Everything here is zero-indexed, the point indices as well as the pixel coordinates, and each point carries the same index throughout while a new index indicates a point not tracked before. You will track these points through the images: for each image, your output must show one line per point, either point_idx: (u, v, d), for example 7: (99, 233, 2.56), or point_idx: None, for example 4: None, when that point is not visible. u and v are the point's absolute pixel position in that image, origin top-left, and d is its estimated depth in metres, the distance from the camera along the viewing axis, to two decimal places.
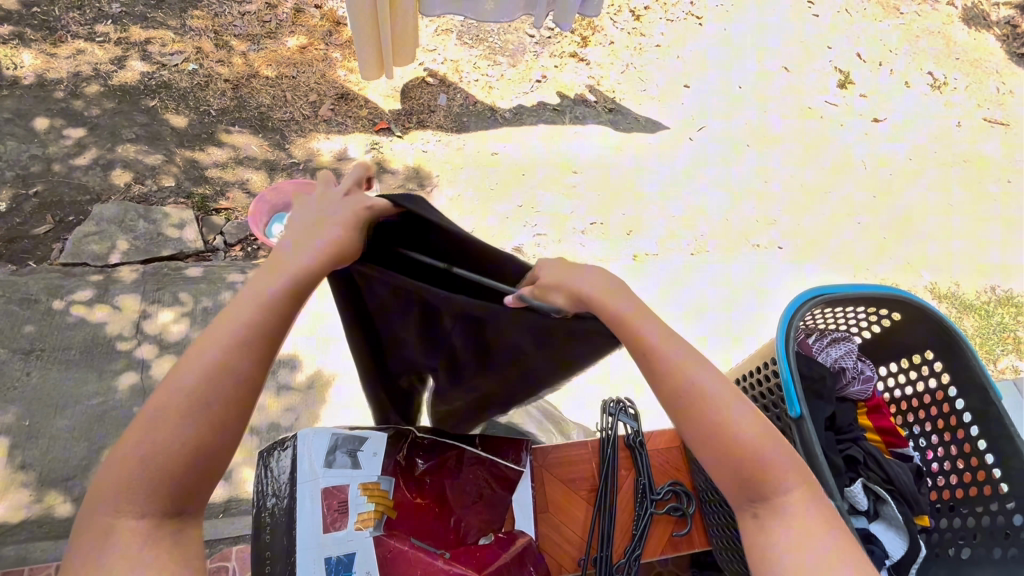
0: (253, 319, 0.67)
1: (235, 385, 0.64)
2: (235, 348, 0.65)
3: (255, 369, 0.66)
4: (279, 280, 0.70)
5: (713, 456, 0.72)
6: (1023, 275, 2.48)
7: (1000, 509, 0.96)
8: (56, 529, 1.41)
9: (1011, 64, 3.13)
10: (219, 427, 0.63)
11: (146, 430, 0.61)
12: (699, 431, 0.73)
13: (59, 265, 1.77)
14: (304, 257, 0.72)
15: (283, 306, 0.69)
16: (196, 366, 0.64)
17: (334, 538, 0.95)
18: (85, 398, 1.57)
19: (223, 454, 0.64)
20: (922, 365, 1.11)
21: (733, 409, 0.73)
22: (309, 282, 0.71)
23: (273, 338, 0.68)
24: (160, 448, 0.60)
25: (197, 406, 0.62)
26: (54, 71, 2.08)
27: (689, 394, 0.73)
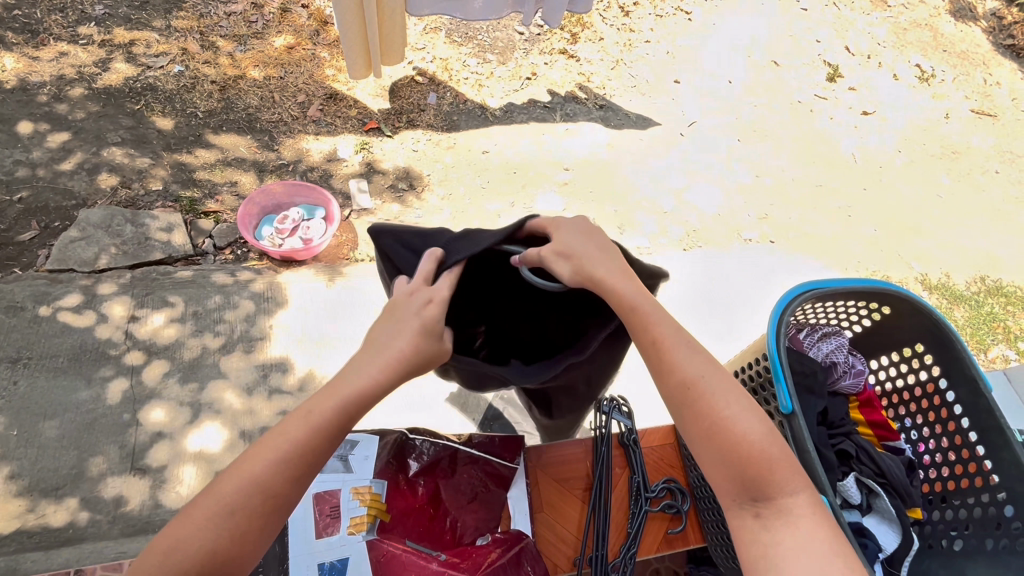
0: (299, 439, 0.70)
1: (263, 501, 0.68)
2: (276, 464, 0.69)
3: (288, 485, 0.69)
4: (330, 403, 0.72)
5: (706, 451, 0.75)
6: (1012, 265, 2.50)
7: (992, 501, 0.97)
8: (46, 540, 1.39)
9: (998, 55, 3.15)
10: (240, 537, 0.67)
11: (184, 525, 0.66)
12: (701, 429, 0.75)
13: (44, 271, 1.74)
14: (360, 378, 0.74)
15: (327, 429, 0.71)
16: (240, 475, 0.68)
17: (326, 543, 0.96)
18: (74, 405, 1.55)
19: (237, 564, 0.67)
20: (913, 358, 1.11)
21: (734, 408, 0.75)
22: (359, 410, 0.73)
23: (312, 458, 0.71)
24: (184, 545, 0.65)
25: (225, 513, 0.66)
26: (37, 75, 2.05)
27: (691, 388, 0.77)
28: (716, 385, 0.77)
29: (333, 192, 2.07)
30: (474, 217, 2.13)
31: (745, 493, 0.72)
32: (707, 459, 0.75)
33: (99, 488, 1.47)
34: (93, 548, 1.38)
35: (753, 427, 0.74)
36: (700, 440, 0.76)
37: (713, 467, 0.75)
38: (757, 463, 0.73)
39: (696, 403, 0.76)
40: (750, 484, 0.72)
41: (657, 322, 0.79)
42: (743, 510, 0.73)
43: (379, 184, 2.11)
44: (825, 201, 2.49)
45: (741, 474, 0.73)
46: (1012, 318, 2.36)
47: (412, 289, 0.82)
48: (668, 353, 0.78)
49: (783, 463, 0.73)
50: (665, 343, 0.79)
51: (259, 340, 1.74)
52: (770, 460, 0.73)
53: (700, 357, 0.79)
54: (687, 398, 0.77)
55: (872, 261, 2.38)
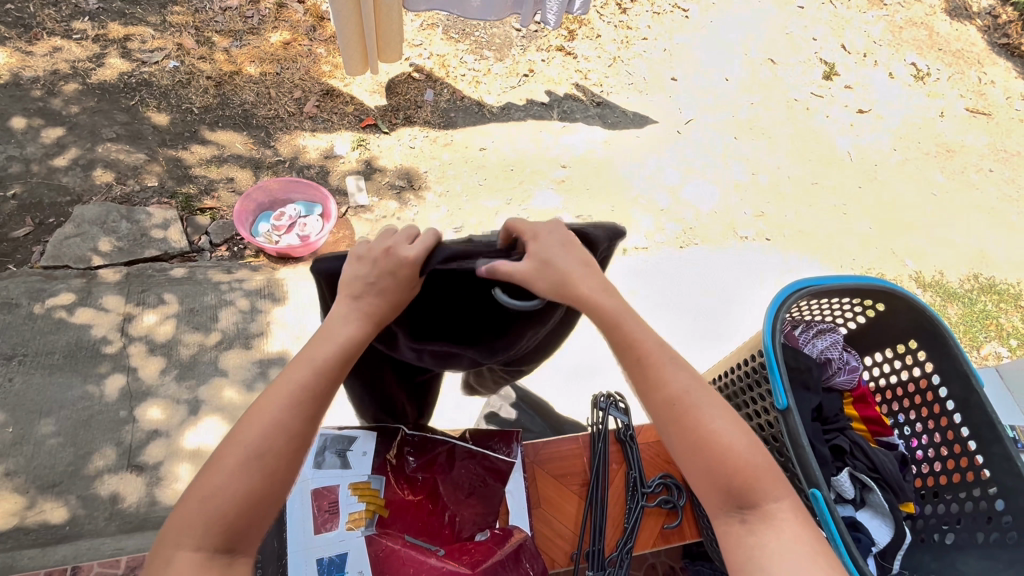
0: (311, 379, 0.71)
1: (288, 440, 0.68)
2: (294, 403, 0.70)
3: (309, 423, 0.71)
4: (330, 346, 0.72)
5: (692, 464, 0.74)
6: (1004, 262, 2.52)
7: (983, 495, 0.99)
8: (43, 537, 1.39)
9: (992, 54, 3.16)
10: (272, 477, 0.67)
11: (208, 477, 0.66)
12: (687, 442, 0.75)
13: (39, 267, 1.73)
14: (350, 326, 0.73)
15: (335, 367, 0.72)
16: (257, 422, 0.68)
17: (325, 539, 0.97)
18: (69, 402, 1.55)
19: (272, 503, 0.68)
20: (906, 354, 1.12)
21: (720, 420, 0.75)
22: (360, 347, 0.74)
23: (325, 396, 0.72)
24: (217, 493, 0.65)
25: (254, 457, 0.67)
26: (30, 69, 2.04)
27: (677, 404, 0.76)
28: (701, 398, 0.77)
29: (330, 189, 2.07)
30: (471, 215, 2.13)
31: (733, 502, 0.73)
32: (692, 469, 0.75)
33: (97, 486, 1.46)
34: (89, 544, 1.38)
35: (738, 439, 0.75)
36: (687, 452, 0.75)
37: (700, 478, 0.75)
38: (743, 472, 0.73)
39: (681, 417, 0.75)
40: (736, 494, 0.73)
41: (643, 335, 0.79)
42: (729, 517, 0.73)
43: (377, 181, 2.11)
44: (821, 198, 2.51)
45: (728, 484, 0.73)
46: (1005, 316, 2.38)
47: (391, 246, 0.74)
48: (653, 368, 0.77)
49: (765, 468, 0.75)
50: (651, 358, 0.77)
51: (256, 337, 1.73)
52: (754, 467, 0.74)
53: (684, 371, 0.78)
54: (673, 413, 0.76)
55: (867, 258, 2.39)
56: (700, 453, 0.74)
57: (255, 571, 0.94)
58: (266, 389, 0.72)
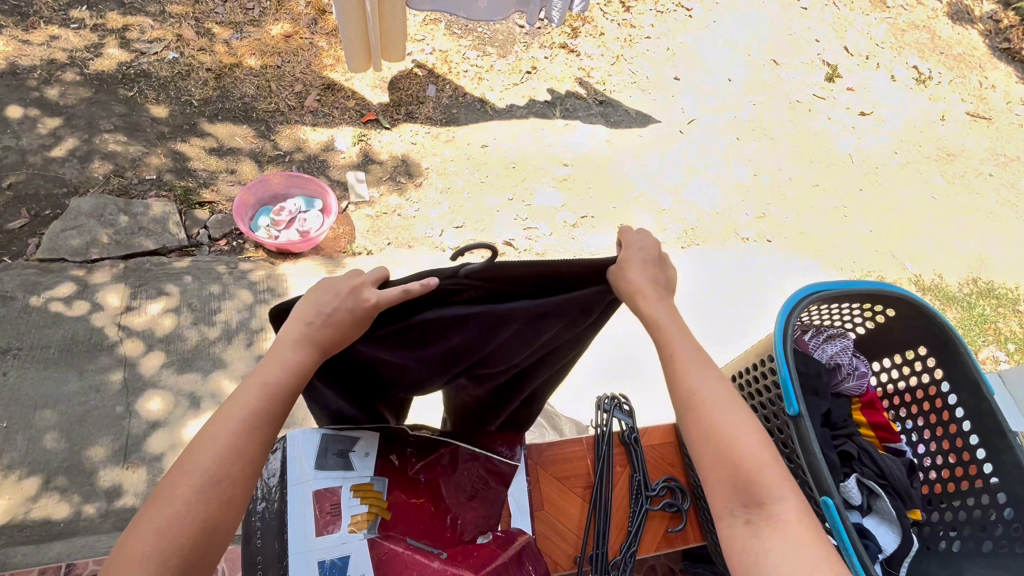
0: (263, 404, 0.71)
1: (243, 466, 0.68)
2: (248, 428, 0.69)
3: (263, 447, 0.70)
4: (278, 371, 0.72)
5: (702, 456, 0.73)
6: (1003, 267, 2.53)
7: (992, 503, 0.98)
8: (37, 533, 1.36)
9: (993, 58, 3.17)
10: (228, 503, 0.66)
11: (158, 512, 0.63)
12: (698, 433, 0.74)
13: (35, 260, 1.70)
14: (299, 353, 0.74)
15: (286, 392, 0.72)
16: (210, 450, 0.67)
17: (327, 541, 0.92)
18: (65, 397, 1.53)
19: (229, 531, 0.67)
20: (916, 360, 1.12)
21: (734, 417, 0.74)
22: (305, 375, 0.74)
23: (277, 421, 0.72)
24: (170, 527, 0.63)
25: (210, 483, 0.65)
26: (27, 58, 2.00)
27: (694, 398, 0.75)
28: (719, 393, 0.76)
29: (330, 183, 2.05)
30: (473, 212, 2.11)
31: (738, 502, 0.70)
32: (702, 463, 0.74)
33: (93, 481, 1.45)
34: (86, 542, 1.34)
35: (751, 440, 0.72)
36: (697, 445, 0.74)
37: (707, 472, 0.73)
38: (749, 472, 0.71)
39: (697, 408, 0.75)
40: (742, 488, 0.70)
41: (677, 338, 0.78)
42: (733, 516, 0.70)
43: (377, 175, 2.09)
44: (821, 200, 2.50)
45: (733, 477, 0.71)
46: (1003, 320, 2.39)
47: (356, 285, 0.75)
48: (678, 362, 0.78)
49: (774, 465, 0.71)
50: (678, 355, 0.78)
51: (256, 333, 1.71)
52: (760, 464, 0.71)
53: (709, 369, 0.77)
54: (689, 404, 0.76)
55: (868, 261, 2.39)
56: (708, 447, 0.73)
57: (256, 571, 0.93)
58: (213, 416, 0.71)
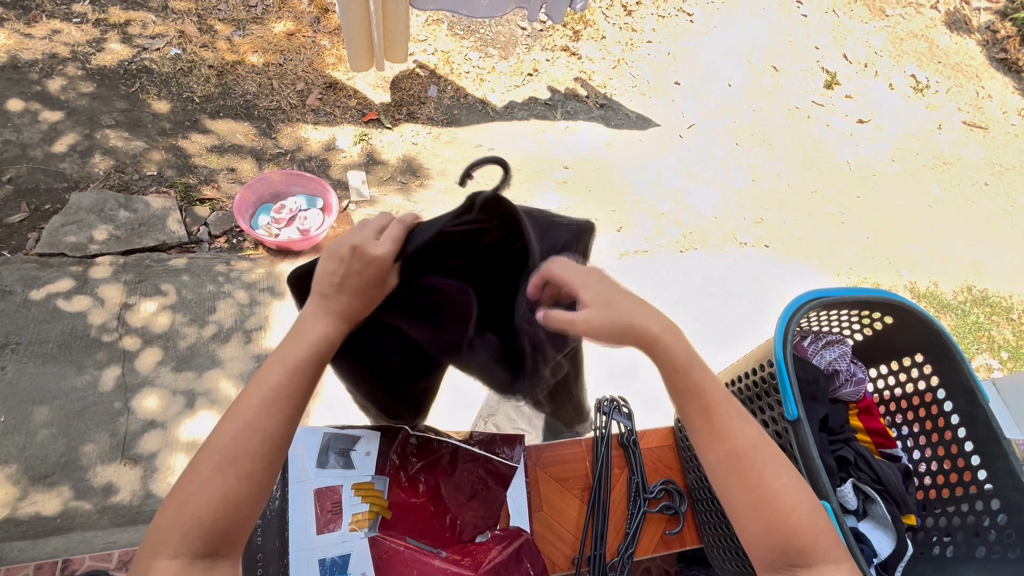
0: (286, 378, 0.71)
1: (262, 442, 0.68)
2: (268, 404, 0.69)
3: (282, 424, 0.70)
4: (300, 347, 0.71)
5: (751, 518, 0.74)
6: (996, 275, 2.55)
7: (986, 509, 1.00)
8: (34, 529, 1.36)
9: (990, 68, 3.19)
10: (248, 479, 0.67)
11: (186, 485, 0.66)
12: (746, 497, 0.75)
13: (34, 254, 1.70)
14: (323, 324, 0.72)
15: (307, 367, 0.71)
16: (233, 426, 0.68)
17: (328, 539, 0.94)
18: (64, 392, 1.52)
19: (252, 507, 0.68)
20: (912, 367, 1.13)
21: (784, 480, 0.75)
22: (331, 346, 0.73)
23: (299, 400, 0.72)
24: (194, 499, 0.65)
25: (228, 461, 0.66)
26: (29, 52, 2.00)
27: (741, 457, 0.76)
28: (765, 455, 0.77)
29: (331, 182, 2.05)
30: None
31: (788, 562, 0.72)
32: (749, 527, 0.74)
33: (90, 477, 1.44)
34: (82, 537, 1.36)
35: (803, 498, 0.75)
36: (745, 508, 0.75)
37: (753, 535, 0.74)
38: (802, 532, 0.73)
39: (747, 471, 0.75)
40: (793, 554, 0.72)
41: (711, 387, 0.80)
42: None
43: (379, 176, 2.10)
44: (819, 206, 2.52)
45: (787, 543, 0.72)
46: (997, 328, 2.41)
47: (358, 244, 0.69)
48: (720, 418, 0.78)
49: (826, 533, 0.74)
50: (717, 410, 0.79)
51: (255, 331, 1.71)
52: (815, 532, 0.73)
53: (751, 426, 0.79)
54: (737, 466, 0.76)
55: (864, 268, 2.41)
56: (760, 512, 0.74)
57: (256, 571, 0.89)
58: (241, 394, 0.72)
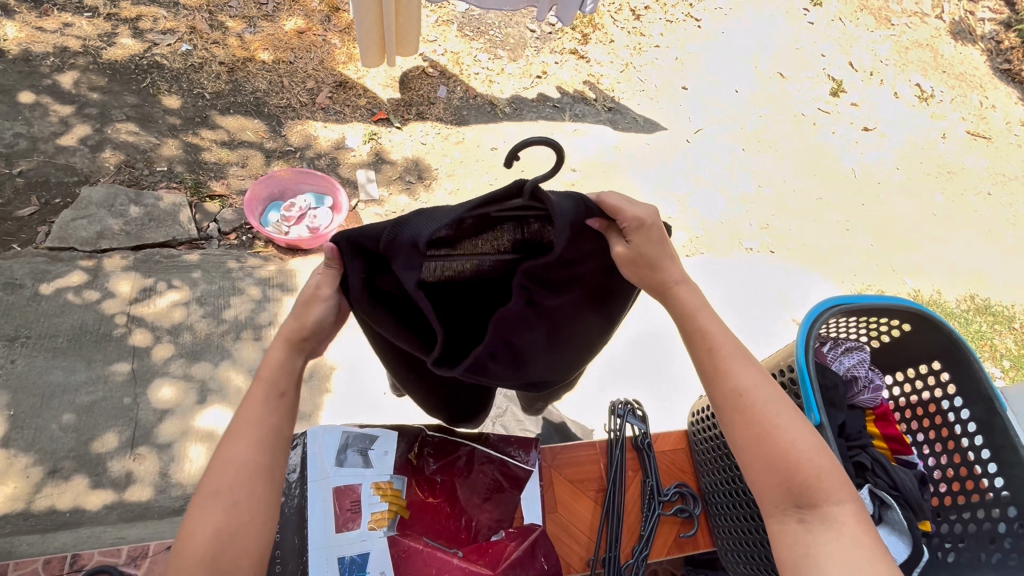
0: (256, 411, 0.75)
1: (239, 471, 0.71)
2: (237, 437, 0.73)
3: (254, 450, 0.73)
4: (261, 380, 0.78)
5: (752, 455, 0.76)
6: (998, 285, 2.56)
7: (1002, 516, 1.01)
8: (43, 523, 1.36)
9: (995, 78, 3.21)
10: (236, 508, 0.70)
11: (185, 528, 0.69)
12: (748, 436, 0.76)
13: (44, 248, 1.70)
14: (276, 356, 0.79)
15: (269, 395, 0.77)
16: (212, 465, 0.72)
17: (347, 538, 0.94)
18: (73, 387, 1.52)
19: (250, 532, 0.70)
20: (928, 374, 1.14)
21: (787, 420, 0.76)
22: (289, 378, 0.79)
23: (272, 427, 0.75)
24: (191, 539, 0.68)
25: (211, 495, 0.69)
26: (40, 45, 2.00)
27: (742, 397, 0.78)
28: (767, 395, 0.78)
29: (340, 180, 2.05)
30: None
31: (790, 499, 0.73)
32: (752, 465, 0.76)
33: (99, 471, 1.44)
34: (91, 532, 1.35)
35: (802, 436, 0.75)
36: (748, 446, 0.77)
37: (756, 470, 0.76)
38: (805, 470, 0.73)
39: (746, 411, 0.77)
40: (797, 492, 0.73)
41: (718, 332, 0.81)
42: (785, 516, 0.74)
43: (388, 175, 2.10)
44: (824, 213, 2.53)
45: (788, 479, 0.73)
46: (999, 337, 2.42)
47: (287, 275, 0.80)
48: (722, 359, 0.80)
49: (831, 471, 0.74)
50: (721, 351, 0.80)
51: (265, 327, 1.72)
52: (819, 470, 0.74)
53: (754, 367, 0.80)
54: (737, 405, 0.78)
55: (869, 275, 2.42)
56: (762, 449, 0.75)
57: (276, 566, 0.92)
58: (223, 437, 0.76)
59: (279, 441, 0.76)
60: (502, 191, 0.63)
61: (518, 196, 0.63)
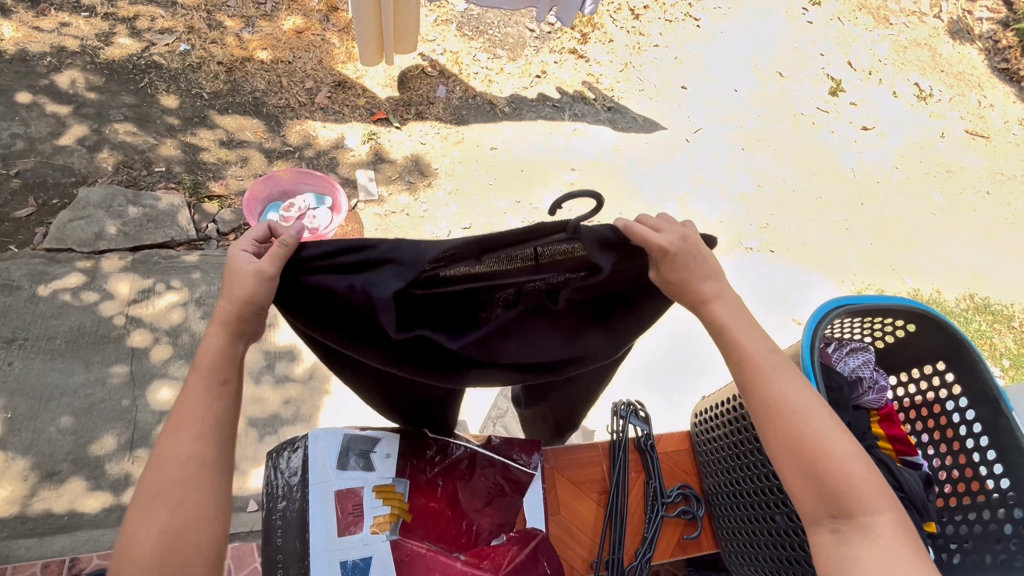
0: (194, 403, 0.69)
1: (180, 467, 0.67)
2: (177, 432, 0.68)
3: (194, 445, 0.68)
4: (197, 369, 0.70)
5: (785, 465, 0.76)
6: (996, 284, 2.57)
7: (1008, 517, 1.00)
8: (41, 526, 1.35)
9: (993, 78, 3.22)
10: (180, 507, 0.66)
11: (127, 530, 0.65)
12: (781, 446, 0.76)
13: (42, 250, 1.68)
14: (215, 341, 0.70)
15: (207, 385, 0.70)
16: (151, 463, 0.68)
17: (349, 542, 0.93)
18: (72, 388, 1.51)
19: (201, 528, 0.67)
20: (934, 375, 1.14)
21: (821, 427, 0.76)
22: (232, 363, 0.72)
23: (211, 419, 0.70)
24: (133, 542, 0.64)
25: (151, 496, 0.66)
26: (36, 45, 1.98)
27: (775, 406, 0.77)
28: (802, 402, 0.77)
29: (340, 180, 2.04)
30: (482, 213, 2.12)
31: (825, 508, 0.74)
32: (788, 474, 0.76)
33: (98, 473, 1.43)
34: (90, 535, 1.34)
35: (837, 445, 0.75)
36: (782, 456, 0.76)
37: (791, 478, 0.76)
38: (838, 479, 0.73)
39: (779, 421, 0.76)
40: (832, 500, 0.73)
41: (749, 342, 0.79)
42: (821, 525, 0.75)
43: (387, 175, 2.09)
44: (825, 212, 2.53)
45: (823, 488, 0.74)
46: (998, 336, 2.42)
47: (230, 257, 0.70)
48: (756, 370, 0.78)
49: (867, 478, 0.74)
50: (753, 360, 0.78)
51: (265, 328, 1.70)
52: (853, 478, 0.73)
53: (787, 374, 0.79)
54: (769, 416, 0.77)
55: (869, 275, 2.42)
56: (795, 458, 0.75)
57: (276, 570, 0.93)
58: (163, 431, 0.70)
59: (224, 431, 0.71)
60: (547, 224, 0.65)
61: (560, 230, 0.67)
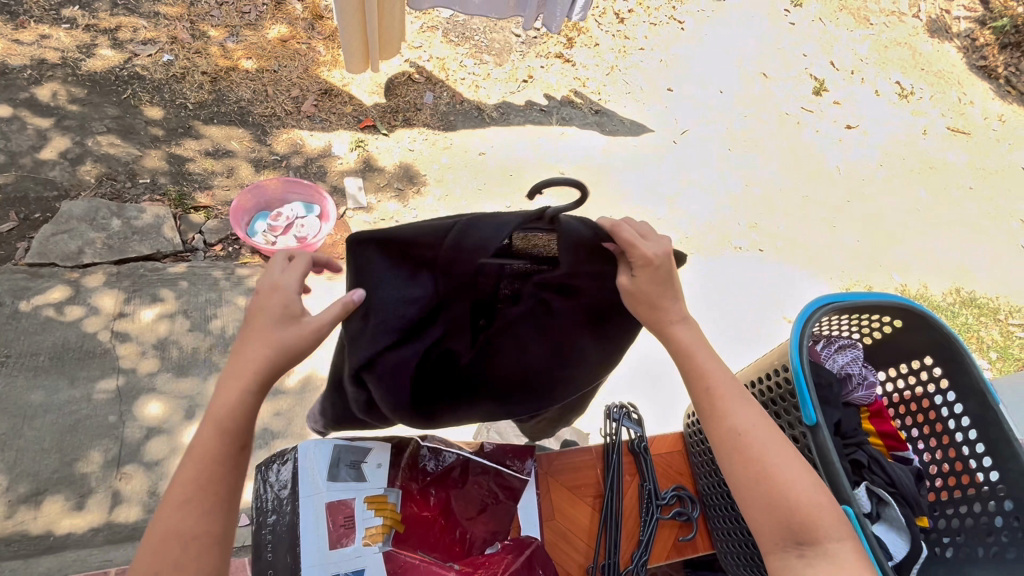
0: (200, 473, 0.68)
1: (184, 546, 0.65)
2: (180, 505, 0.66)
3: (201, 520, 0.66)
4: (207, 433, 0.70)
5: (751, 496, 0.76)
6: (982, 277, 2.60)
7: (999, 510, 1.01)
8: (25, 548, 1.32)
9: (972, 75, 3.27)
10: None
11: None
12: (746, 478, 0.77)
13: (24, 265, 1.65)
14: (230, 397, 0.70)
15: (217, 454, 0.69)
16: (150, 541, 0.65)
17: (341, 554, 0.91)
18: (56, 405, 1.48)
19: None
20: (922, 369, 1.15)
21: (783, 459, 0.77)
22: (244, 426, 0.71)
23: (218, 491, 0.68)
24: None
25: None
26: (17, 58, 1.96)
27: (740, 436, 0.79)
28: (764, 436, 0.79)
29: (328, 188, 2.03)
30: None
31: (790, 536, 0.73)
32: (754, 506, 0.76)
33: (84, 492, 1.40)
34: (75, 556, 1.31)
35: (799, 476, 0.76)
36: (747, 487, 0.77)
37: (756, 511, 0.76)
38: (802, 509, 0.74)
39: (744, 451, 0.77)
40: (796, 530, 0.73)
41: (714, 371, 0.82)
42: (786, 552, 0.74)
43: (376, 183, 2.08)
44: (811, 210, 2.56)
45: (787, 518, 0.74)
46: (985, 328, 2.45)
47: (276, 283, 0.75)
48: (718, 399, 0.80)
49: (829, 509, 0.75)
50: (718, 390, 0.81)
51: None
52: (818, 509, 0.74)
53: (749, 406, 0.81)
54: (734, 446, 0.78)
55: (857, 272, 2.44)
56: (759, 489, 0.76)
57: None
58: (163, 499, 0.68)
59: (231, 503, 0.69)
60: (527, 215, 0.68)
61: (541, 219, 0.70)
